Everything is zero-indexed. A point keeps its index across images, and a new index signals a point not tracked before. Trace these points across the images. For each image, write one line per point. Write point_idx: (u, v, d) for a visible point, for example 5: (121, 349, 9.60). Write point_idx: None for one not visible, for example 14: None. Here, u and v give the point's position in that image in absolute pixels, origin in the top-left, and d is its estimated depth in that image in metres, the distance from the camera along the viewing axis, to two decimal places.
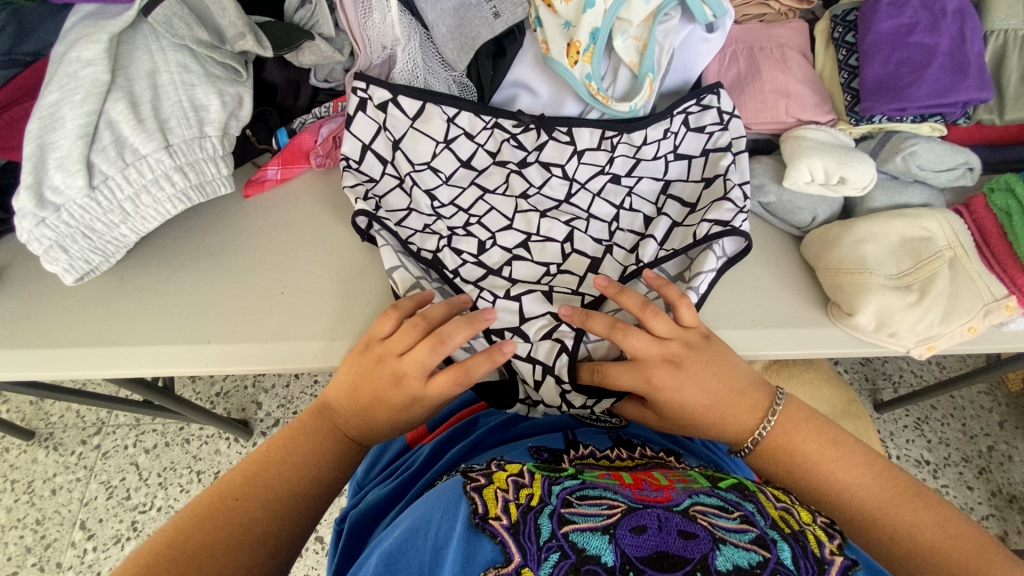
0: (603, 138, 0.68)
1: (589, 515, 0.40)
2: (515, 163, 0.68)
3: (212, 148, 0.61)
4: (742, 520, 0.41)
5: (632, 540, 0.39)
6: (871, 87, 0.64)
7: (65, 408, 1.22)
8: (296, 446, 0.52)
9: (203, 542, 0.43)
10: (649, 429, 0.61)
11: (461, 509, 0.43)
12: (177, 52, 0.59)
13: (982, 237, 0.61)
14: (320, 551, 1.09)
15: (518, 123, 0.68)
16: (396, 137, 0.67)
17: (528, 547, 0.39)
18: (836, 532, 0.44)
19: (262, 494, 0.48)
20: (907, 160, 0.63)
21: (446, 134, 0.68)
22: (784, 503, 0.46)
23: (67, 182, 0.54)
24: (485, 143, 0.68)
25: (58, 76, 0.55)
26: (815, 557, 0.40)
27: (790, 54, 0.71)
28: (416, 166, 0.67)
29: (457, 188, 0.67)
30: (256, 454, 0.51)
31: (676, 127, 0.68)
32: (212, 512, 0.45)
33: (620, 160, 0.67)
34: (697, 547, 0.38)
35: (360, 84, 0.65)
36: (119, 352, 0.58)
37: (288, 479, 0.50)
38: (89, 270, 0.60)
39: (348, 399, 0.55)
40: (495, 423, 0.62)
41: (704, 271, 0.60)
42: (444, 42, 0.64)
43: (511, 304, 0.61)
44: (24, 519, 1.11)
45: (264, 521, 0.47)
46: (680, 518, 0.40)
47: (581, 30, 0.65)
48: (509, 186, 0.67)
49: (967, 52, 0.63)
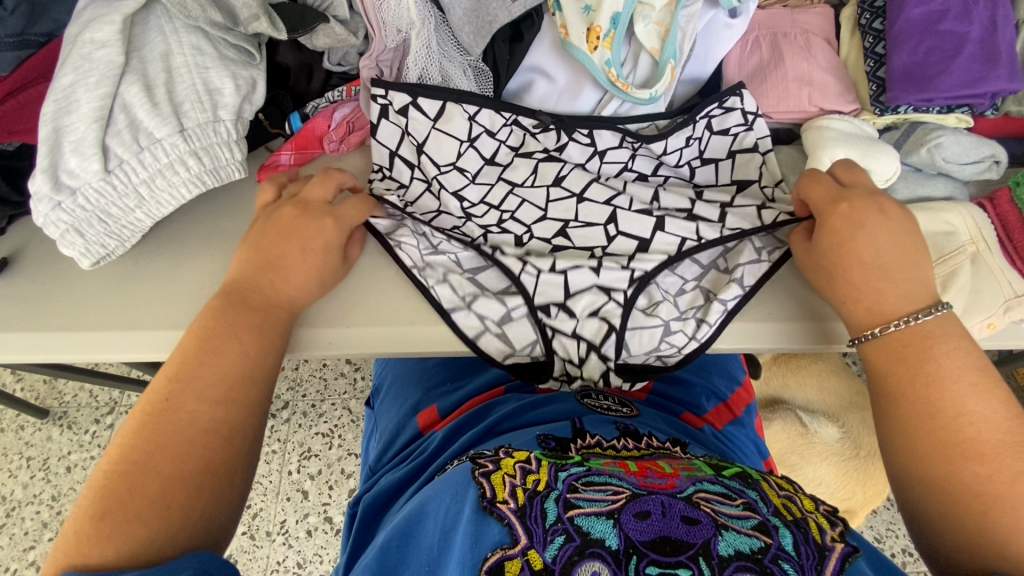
0: (625, 139, 0.67)
1: (594, 499, 0.41)
2: (539, 153, 0.67)
3: (226, 133, 0.60)
4: (745, 507, 0.41)
5: (636, 525, 0.39)
6: (897, 76, 0.62)
7: (78, 388, 1.23)
8: (214, 331, 0.50)
9: (147, 451, 0.43)
10: (659, 422, 0.59)
11: (469, 493, 0.43)
12: (190, 33, 0.58)
13: (1004, 231, 0.60)
14: (329, 531, 1.11)
15: (537, 122, 0.68)
16: (420, 141, 0.66)
17: (534, 528, 0.40)
18: (838, 520, 0.44)
19: (192, 386, 0.47)
20: (933, 152, 0.62)
21: (468, 133, 0.67)
22: (787, 492, 0.46)
23: (83, 166, 0.54)
24: (507, 139, 0.68)
25: (71, 58, 0.54)
26: (817, 544, 0.40)
27: (814, 41, 0.69)
28: (442, 168, 0.66)
29: (485, 186, 0.66)
30: (173, 354, 0.49)
31: (699, 132, 0.67)
32: (144, 422, 0.45)
33: (642, 159, 0.67)
34: (701, 533, 0.39)
35: (378, 91, 0.66)
36: (135, 337, 0.59)
37: (213, 365, 0.48)
38: (105, 254, 0.60)
39: (255, 274, 0.54)
40: (508, 409, 0.61)
41: (744, 262, 0.62)
42: (461, 25, 0.63)
43: (557, 277, 0.62)
44: (40, 495, 1.14)
45: (201, 412, 0.46)
46: (683, 504, 0.41)
47: (602, 14, 0.63)
48: (539, 176, 0.66)
49: (998, 41, 0.61)
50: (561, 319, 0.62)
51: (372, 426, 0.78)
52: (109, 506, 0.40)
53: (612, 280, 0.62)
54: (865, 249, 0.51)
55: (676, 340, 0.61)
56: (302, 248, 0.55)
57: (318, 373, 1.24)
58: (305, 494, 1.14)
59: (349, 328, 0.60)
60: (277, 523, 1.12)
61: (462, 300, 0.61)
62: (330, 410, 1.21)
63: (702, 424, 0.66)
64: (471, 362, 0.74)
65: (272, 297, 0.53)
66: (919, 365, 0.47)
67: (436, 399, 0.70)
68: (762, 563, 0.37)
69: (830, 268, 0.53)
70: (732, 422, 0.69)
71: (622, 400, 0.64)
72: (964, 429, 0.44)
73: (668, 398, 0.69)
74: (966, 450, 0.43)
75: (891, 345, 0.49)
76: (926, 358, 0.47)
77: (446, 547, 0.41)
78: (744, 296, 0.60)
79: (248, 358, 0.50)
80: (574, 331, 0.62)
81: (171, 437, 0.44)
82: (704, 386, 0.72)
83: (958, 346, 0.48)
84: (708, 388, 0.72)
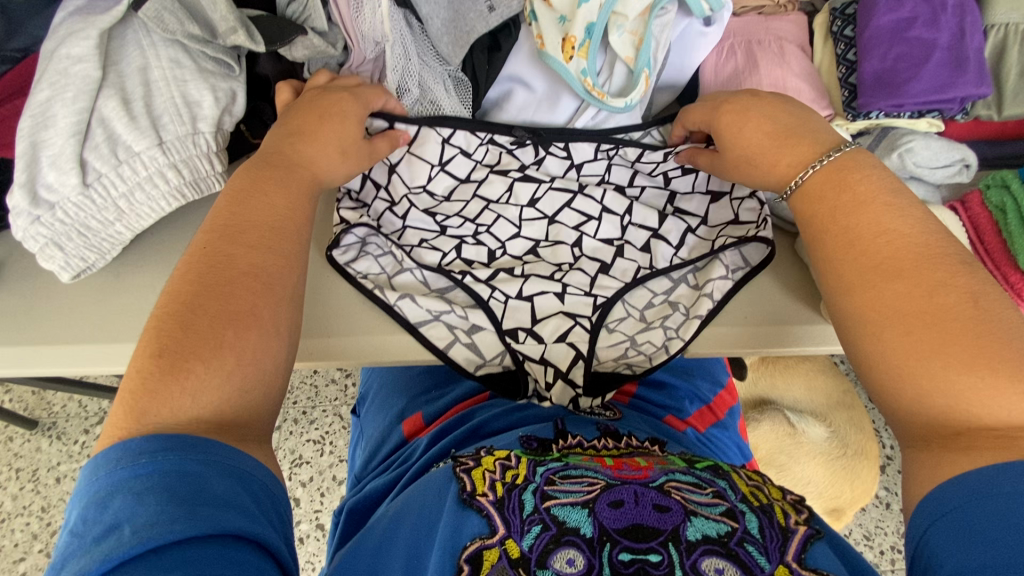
0: (601, 150, 0.68)
1: (570, 491, 0.42)
2: (516, 171, 0.68)
3: (206, 144, 0.60)
4: (713, 495, 0.42)
5: (609, 513, 0.40)
6: (868, 82, 0.63)
7: (67, 398, 1.23)
8: (232, 234, 0.50)
9: (195, 295, 0.46)
10: (641, 423, 0.60)
11: (450, 489, 0.44)
12: (168, 47, 0.59)
13: (976, 235, 0.62)
14: (321, 539, 1.11)
15: (513, 139, 0.68)
16: (393, 160, 0.67)
17: (512, 519, 0.41)
18: (804, 506, 0.45)
19: (206, 304, 0.45)
20: (904, 157, 0.63)
21: (441, 157, 0.67)
22: (755, 481, 0.46)
23: (61, 180, 0.54)
24: (483, 158, 0.68)
25: (47, 74, 0.55)
26: (780, 526, 0.40)
27: (789, 48, 0.70)
28: (412, 189, 0.67)
29: (460, 203, 0.67)
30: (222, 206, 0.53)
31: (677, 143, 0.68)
32: (164, 348, 0.43)
33: (617, 171, 0.68)
34: (671, 520, 0.40)
35: None
36: (115, 349, 0.59)
37: (227, 275, 0.47)
38: (85, 267, 0.60)
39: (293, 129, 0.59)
40: (490, 413, 0.61)
41: (716, 278, 0.63)
42: (439, 36, 0.64)
43: (523, 304, 0.63)
44: (29, 507, 1.13)
45: (229, 322, 0.45)
46: (654, 492, 0.42)
47: (576, 25, 0.64)
48: (514, 194, 0.67)
49: (966, 47, 0.62)
50: (529, 343, 0.63)
51: (358, 433, 0.78)
52: (163, 346, 0.43)
53: (577, 306, 0.63)
54: (758, 133, 0.57)
55: (646, 350, 0.64)
56: (323, 116, 0.59)
57: (309, 380, 1.24)
58: (297, 502, 1.14)
59: (332, 338, 0.60)
60: None
61: (444, 305, 0.62)
62: (321, 416, 1.21)
63: (684, 427, 0.66)
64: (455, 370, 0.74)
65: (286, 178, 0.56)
66: (836, 199, 0.51)
67: (421, 405, 0.70)
68: (728, 547, 0.38)
69: (739, 162, 0.59)
70: (713, 426, 0.70)
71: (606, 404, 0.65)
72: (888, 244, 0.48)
73: (652, 402, 0.68)
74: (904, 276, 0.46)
75: (806, 190, 0.53)
76: (841, 189, 0.51)
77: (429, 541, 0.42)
78: (713, 311, 0.62)
79: (277, 214, 0.53)
80: (540, 356, 0.63)
81: (208, 352, 0.43)
82: (688, 390, 0.72)
83: (869, 173, 0.52)
84: (692, 392, 0.72)
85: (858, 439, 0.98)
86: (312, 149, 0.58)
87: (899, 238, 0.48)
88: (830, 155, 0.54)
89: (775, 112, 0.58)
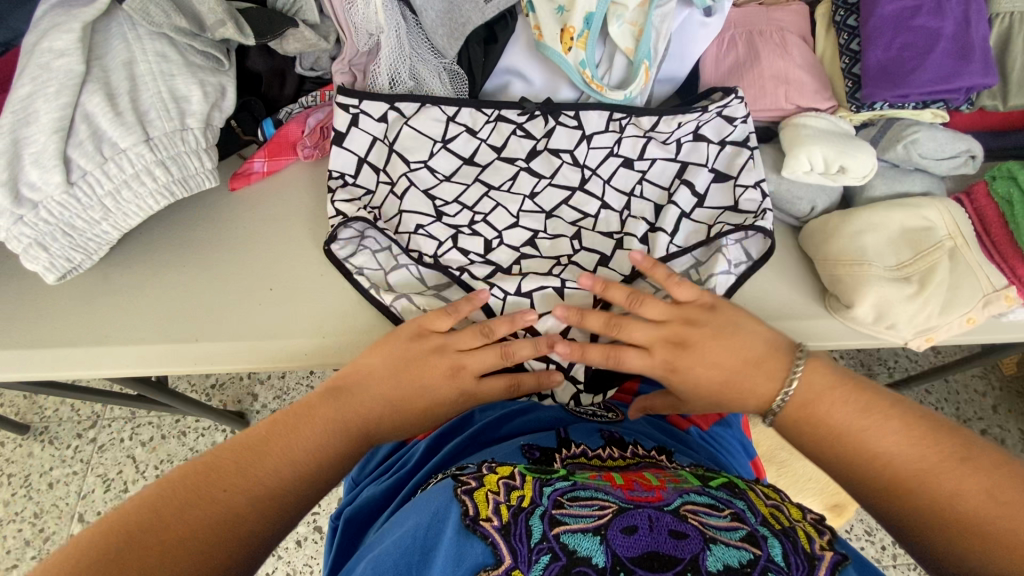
0: (611, 120, 0.66)
1: (580, 515, 0.41)
2: (523, 160, 0.65)
3: (195, 141, 0.58)
4: (732, 518, 0.41)
5: (622, 541, 0.39)
6: (871, 73, 0.62)
7: (59, 402, 1.20)
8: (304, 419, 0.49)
9: (233, 467, 0.43)
10: (645, 426, 0.59)
11: (451, 513, 0.43)
12: (154, 40, 0.57)
13: (982, 226, 0.61)
14: (319, 541, 1.10)
15: (523, 112, 0.66)
16: (392, 139, 0.65)
17: (519, 548, 0.39)
18: (826, 527, 0.44)
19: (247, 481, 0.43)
20: (909, 148, 0.62)
21: (444, 133, 0.65)
22: (774, 501, 0.45)
23: (44, 179, 0.52)
24: (489, 137, 0.66)
25: (30, 68, 0.53)
26: (805, 553, 0.39)
27: (790, 39, 0.69)
28: (412, 166, 0.65)
29: (460, 185, 0.65)
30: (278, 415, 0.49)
31: (708, 115, 0.65)
32: (190, 492, 0.41)
33: (628, 141, 0.65)
34: (689, 547, 0.38)
35: (350, 101, 0.64)
36: (104, 352, 0.57)
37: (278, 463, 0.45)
38: (71, 269, 0.58)
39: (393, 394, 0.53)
40: (491, 418, 0.60)
41: (718, 273, 0.60)
42: (433, 28, 0.63)
43: (523, 301, 0.60)
44: (21, 513, 1.11)
45: (246, 511, 0.42)
46: (670, 518, 0.40)
47: (575, 14, 0.62)
48: (516, 183, 0.65)
49: (971, 36, 0.61)
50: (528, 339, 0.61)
51: None
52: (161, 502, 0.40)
53: (577, 300, 0.60)
54: (721, 358, 0.51)
55: None
56: (422, 385, 0.54)
57: (305, 381, 1.22)
58: None
59: (328, 339, 0.59)
60: None
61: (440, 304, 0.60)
62: None
63: (688, 426, 0.65)
64: None
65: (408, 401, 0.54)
66: (823, 404, 0.47)
67: None
68: None
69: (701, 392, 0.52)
70: (716, 424, 0.67)
71: (607, 404, 0.63)
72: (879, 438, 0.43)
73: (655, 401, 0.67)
74: (891, 453, 0.42)
75: (797, 415, 0.48)
76: (828, 423, 0.46)
77: (424, 566, 0.41)
78: None
79: (333, 436, 0.49)
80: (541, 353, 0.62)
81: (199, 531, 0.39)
82: None
83: (824, 371, 0.49)
84: None
85: None
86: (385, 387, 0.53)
87: (871, 416, 0.45)
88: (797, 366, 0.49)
89: (729, 332, 0.52)
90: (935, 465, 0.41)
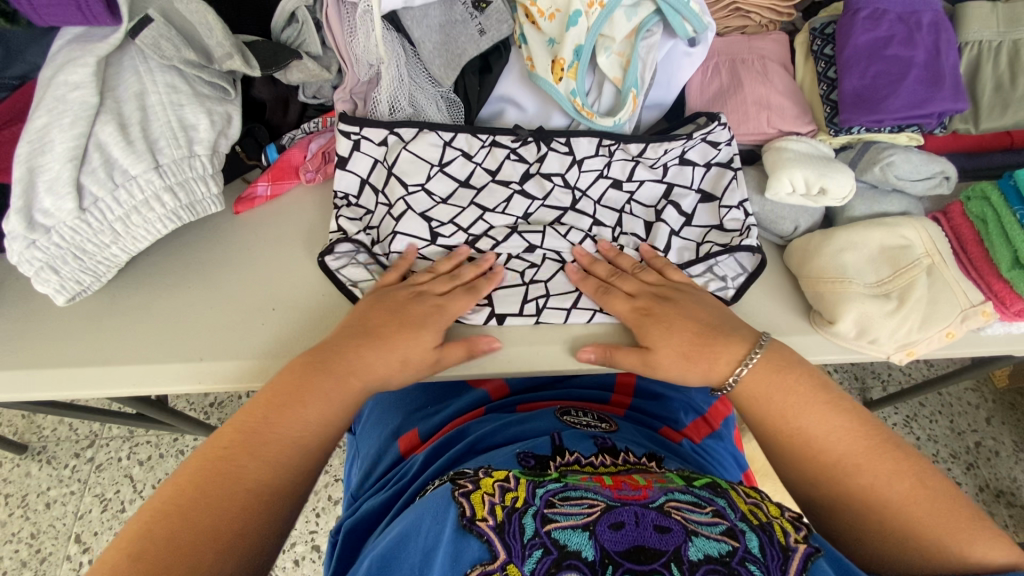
0: (601, 145, 0.68)
1: (570, 513, 0.42)
2: (517, 183, 0.68)
3: (202, 167, 0.61)
4: (714, 513, 0.43)
5: (610, 536, 0.41)
6: (848, 99, 0.65)
7: (58, 422, 1.21)
8: (297, 389, 0.52)
9: (229, 449, 0.48)
10: (635, 436, 0.60)
11: (450, 514, 0.44)
12: (165, 72, 0.60)
13: (959, 245, 0.64)
14: (317, 560, 1.10)
15: (516, 138, 0.69)
16: (390, 163, 0.67)
17: (512, 544, 0.41)
18: (803, 524, 0.46)
19: (258, 450, 0.49)
20: (885, 170, 0.65)
21: (441, 157, 0.67)
22: (754, 498, 0.48)
23: (57, 205, 0.55)
24: (484, 161, 0.68)
25: (46, 100, 0.55)
26: (781, 544, 0.42)
27: (771, 66, 0.72)
28: (410, 189, 0.67)
29: (457, 208, 0.67)
30: (271, 390, 0.52)
31: (694, 140, 0.68)
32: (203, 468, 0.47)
33: (618, 164, 0.68)
34: (672, 540, 0.40)
35: (350, 127, 0.66)
36: (110, 372, 0.59)
37: (281, 430, 0.50)
38: (80, 290, 0.60)
39: (352, 342, 0.56)
40: (488, 428, 0.61)
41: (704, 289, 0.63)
42: (431, 58, 0.66)
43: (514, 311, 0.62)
44: (18, 534, 1.11)
45: (253, 482, 0.47)
46: (655, 513, 0.42)
47: (565, 47, 0.65)
48: (510, 205, 0.67)
49: (941, 65, 0.64)
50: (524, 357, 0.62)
51: (354, 452, 0.78)
52: (193, 487, 0.45)
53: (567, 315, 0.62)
54: (684, 331, 0.57)
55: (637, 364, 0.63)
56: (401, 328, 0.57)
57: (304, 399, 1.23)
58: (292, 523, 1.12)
59: None
60: None
61: None
62: None
63: (680, 439, 0.66)
64: (451, 387, 0.74)
65: (394, 349, 0.56)
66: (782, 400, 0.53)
67: (417, 422, 0.70)
68: (730, 566, 0.39)
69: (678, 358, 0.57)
70: (709, 436, 0.70)
71: (601, 416, 0.64)
72: (828, 445, 0.51)
73: (648, 414, 0.69)
74: (846, 465, 0.50)
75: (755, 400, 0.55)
76: (784, 408, 0.53)
77: (425, 567, 0.42)
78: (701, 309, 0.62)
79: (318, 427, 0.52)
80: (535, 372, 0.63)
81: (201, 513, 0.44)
82: (682, 401, 0.72)
83: (794, 371, 0.54)
84: (687, 403, 0.72)
85: None
86: (370, 357, 0.55)
87: (820, 420, 0.52)
88: (753, 357, 0.55)
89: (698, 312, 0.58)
90: (886, 489, 0.48)
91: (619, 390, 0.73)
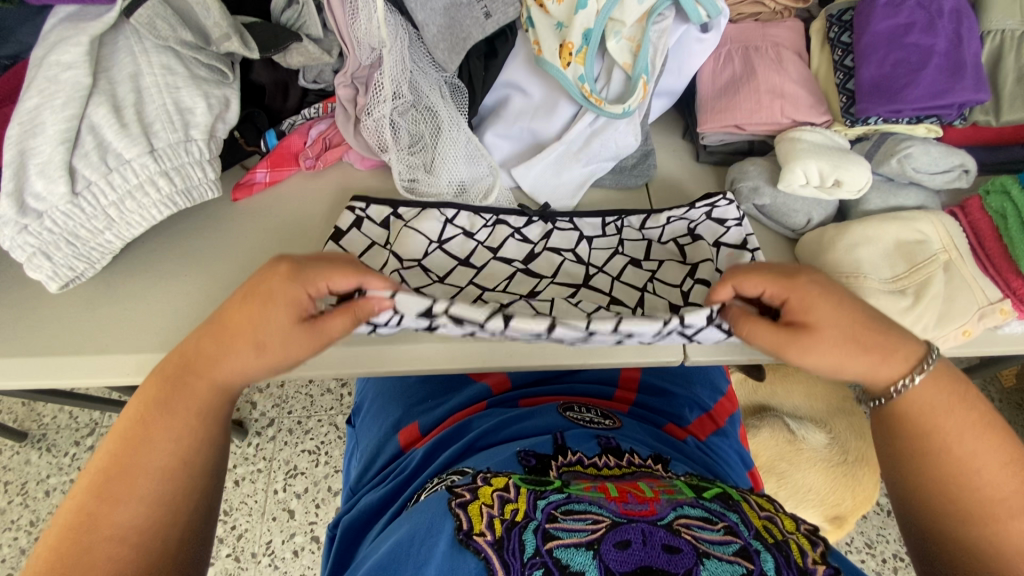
0: (606, 225, 0.67)
1: (573, 530, 0.41)
2: (521, 261, 0.65)
3: (199, 152, 0.60)
4: (725, 531, 0.42)
5: (616, 555, 0.39)
6: (866, 89, 0.63)
7: (57, 409, 1.20)
8: (158, 409, 0.44)
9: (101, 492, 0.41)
10: (638, 433, 0.59)
11: (446, 527, 0.43)
12: (160, 53, 0.58)
13: (976, 240, 0.62)
14: (315, 551, 1.09)
15: (521, 217, 0.67)
16: (390, 242, 0.65)
17: (512, 562, 0.40)
18: (819, 539, 0.45)
19: (123, 490, 0.41)
20: (902, 162, 0.63)
21: (441, 235, 0.65)
22: (767, 512, 0.46)
23: (49, 189, 0.53)
24: (486, 239, 0.66)
25: (38, 81, 0.54)
26: (797, 566, 0.40)
27: (786, 54, 0.70)
28: (405, 264, 0.63)
29: (454, 286, 0.62)
30: (130, 413, 0.44)
31: (696, 216, 0.66)
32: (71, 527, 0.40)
33: (629, 245, 0.66)
34: (682, 562, 0.39)
35: (359, 203, 0.66)
36: (104, 361, 0.58)
37: (150, 457, 0.43)
38: (73, 277, 0.59)
39: (206, 342, 0.46)
40: (488, 424, 0.60)
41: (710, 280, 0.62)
42: (435, 43, 0.63)
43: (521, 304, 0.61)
44: (17, 521, 1.11)
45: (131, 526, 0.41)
46: (664, 532, 0.41)
47: (574, 30, 0.64)
48: (514, 282, 0.63)
49: (963, 53, 0.62)
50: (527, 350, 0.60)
51: (354, 444, 0.76)
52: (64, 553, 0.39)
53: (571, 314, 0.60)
54: (851, 326, 0.48)
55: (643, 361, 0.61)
56: (254, 312, 0.46)
57: (304, 390, 1.22)
58: (291, 514, 1.12)
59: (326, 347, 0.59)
60: (263, 544, 1.09)
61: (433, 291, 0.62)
62: (316, 427, 1.19)
63: (686, 436, 0.65)
64: (451, 379, 0.73)
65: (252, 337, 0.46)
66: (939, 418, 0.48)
67: (418, 416, 0.69)
68: None
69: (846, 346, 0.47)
70: (715, 432, 0.68)
71: (605, 412, 0.63)
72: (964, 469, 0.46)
73: (653, 411, 0.68)
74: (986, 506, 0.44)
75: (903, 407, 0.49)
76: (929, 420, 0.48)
77: None
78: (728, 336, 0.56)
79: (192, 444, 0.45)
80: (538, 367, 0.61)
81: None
82: (687, 397, 0.71)
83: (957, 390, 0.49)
84: (692, 399, 0.71)
85: (859, 447, 0.97)
86: (229, 359, 0.46)
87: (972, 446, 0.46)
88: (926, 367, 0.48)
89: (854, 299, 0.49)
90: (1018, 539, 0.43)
91: (623, 385, 0.72)
